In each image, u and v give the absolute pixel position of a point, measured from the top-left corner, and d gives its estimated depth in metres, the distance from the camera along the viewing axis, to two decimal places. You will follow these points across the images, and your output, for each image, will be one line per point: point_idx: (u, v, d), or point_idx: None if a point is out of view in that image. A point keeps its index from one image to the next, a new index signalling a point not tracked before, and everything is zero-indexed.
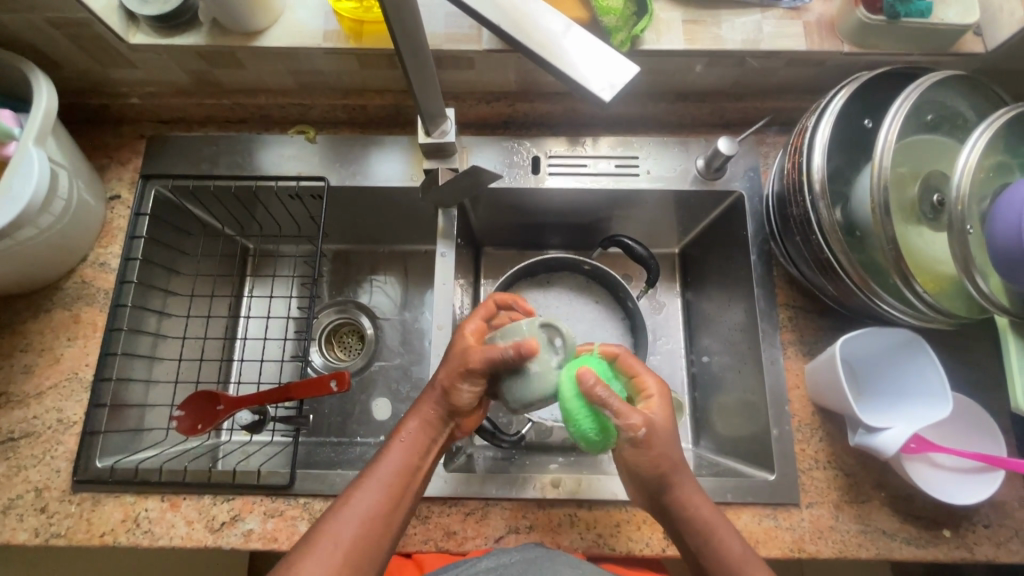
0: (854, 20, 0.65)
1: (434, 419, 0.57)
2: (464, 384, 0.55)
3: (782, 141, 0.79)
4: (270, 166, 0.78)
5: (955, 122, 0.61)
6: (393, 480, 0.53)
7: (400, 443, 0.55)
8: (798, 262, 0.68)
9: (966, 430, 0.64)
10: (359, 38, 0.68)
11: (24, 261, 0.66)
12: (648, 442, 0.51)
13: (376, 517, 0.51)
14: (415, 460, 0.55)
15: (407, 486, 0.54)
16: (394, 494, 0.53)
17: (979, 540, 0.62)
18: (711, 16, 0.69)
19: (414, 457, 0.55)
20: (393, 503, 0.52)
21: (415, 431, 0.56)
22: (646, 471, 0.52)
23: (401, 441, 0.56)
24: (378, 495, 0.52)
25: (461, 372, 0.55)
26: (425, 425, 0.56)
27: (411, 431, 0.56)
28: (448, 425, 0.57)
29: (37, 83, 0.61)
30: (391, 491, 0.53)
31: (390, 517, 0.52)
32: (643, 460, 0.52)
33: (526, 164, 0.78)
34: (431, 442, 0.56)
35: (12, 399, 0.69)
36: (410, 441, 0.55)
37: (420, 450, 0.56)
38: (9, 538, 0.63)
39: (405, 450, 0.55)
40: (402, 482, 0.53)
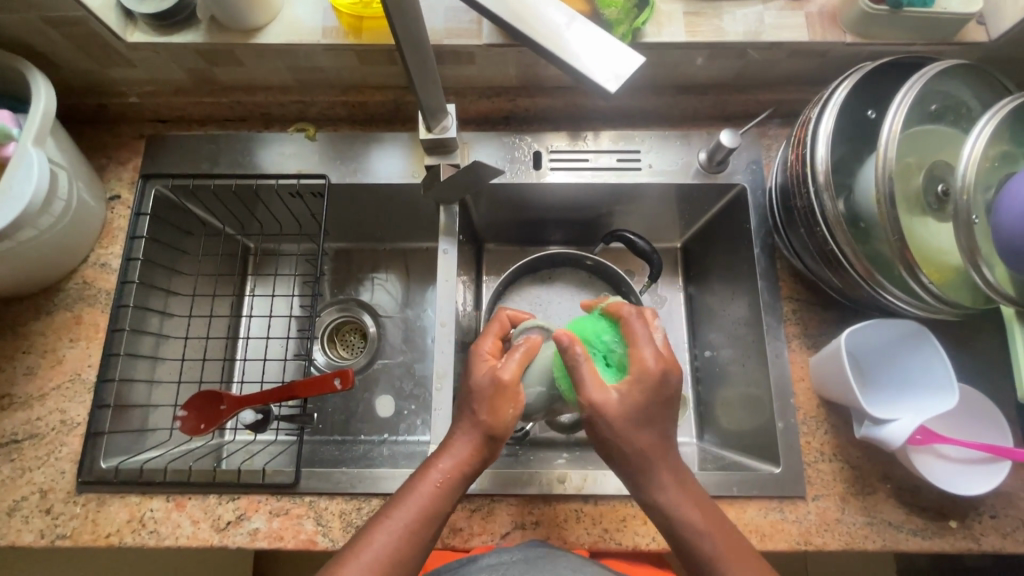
0: (857, 11, 0.64)
1: (470, 456, 0.54)
2: (508, 406, 0.53)
3: (784, 133, 0.78)
4: (270, 165, 0.78)
5: (958, 112, 0.60)
6: (416, 525, 0.51)
7: (427, 485, 0.53)
8: (802, 255, 0.67)
9: (973, 421, 0.63)
10: (359, 34, 0.67)
11: (26, 262, 0.66)
12: (604, 424, 0.50)
13: (395, 565, 0.49)
14: (440, 503, 0.53)
15: (430, 527, 0.52)
16: (415, 541, 0.51)
17: (985, 531, 0.62)
18: (712, 8, 0.68)
19: (441, 500, 0.53)
20: (414, 548, 0.51)
21: (446, 468, 0.53)
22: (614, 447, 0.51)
23: (430, 478, 0.53)
24: (415, 512, 0.52)
25: (503, 397, 0.53)
26: (457, 463, 0.53)
27: (443, 472, 0.53)
28: (482, 460, 0.54)
29: (36, 83, 0.61)
30: (412, 538, 0.51)
31: (408, 564, 0.50)
32: (591, 435, 0.52)
33: (527, 159, 0.77)
34: (460, 483, 0.54)
35: (15, 401, 0.69)
36: (440, 481, 0.53)
37: (449, 491, 0.53)
38: (14, 539, 0.63)
39: (432, 495, 0.52)
40: (424, 524, 0.52)
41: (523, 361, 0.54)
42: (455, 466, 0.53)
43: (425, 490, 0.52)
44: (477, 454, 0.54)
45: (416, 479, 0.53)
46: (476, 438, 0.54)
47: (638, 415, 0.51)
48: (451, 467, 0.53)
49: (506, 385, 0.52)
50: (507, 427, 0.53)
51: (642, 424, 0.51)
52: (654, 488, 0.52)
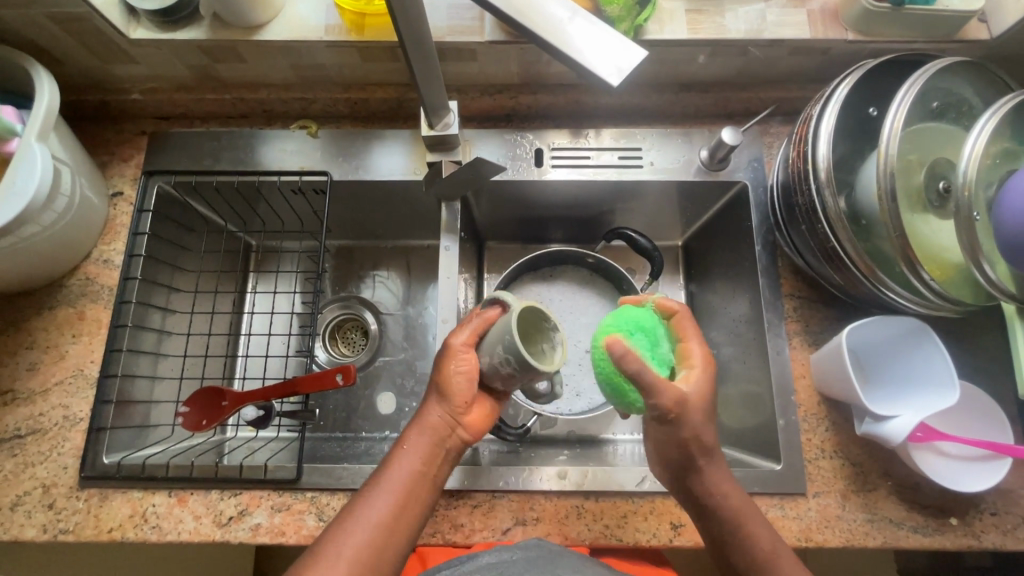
0: (859, 8, 0.64)
1: (438, 424, 0.56)
2: (455, 362, 0.56)
3: (786, 131, 0.78)
4: (272, 162, 0.78)
5: (960, 109, 0.60)
6: (396, 494, 0.53)
7: (400, 456, 0.55)
8: (803, 252, 0.67)
9: (974, 418, 0.64)
10: (361, 31, 0.67)
11: (29, 257, 0.66)
12: (679, 423, 0.51)
13: (381, 536, 0.50)
14: (416, 471, 0.54)
15: (411, 498, 0.53)
16: (396, 510, 0.52)
17: (985, 528, 0.62)
18: (714, 6, 0.68)
19: (417, 468, 0.54)
20: (397, 516, 0.52)
21: (418, 439, 0.55)
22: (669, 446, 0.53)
23: (404, 451, 0.55)
24: (394, 487, 0.53)
25: (449, 355, 0.56)
26: (427, 432, 0.56)
27: (415, 442, 0.55)
28: (454, 428, 0.57)
29: (40, 79, 0.61)
30: (393, 507, 0.52)
31: (393, 534, 0.51)
32: (666, 437, 0.52)
33: (529, 157, 0.77)
34: (433, 450, 0.55)
35: (17, 396, 0.69)
36: (413, 453, 0.55)
37: (423, 459, 0.55)
38: (17, 534, 0.64)
39: (407, 465, 0.54)
40: (403, 497, 0.53)
41: (472, 325, 0.56)
42: (425, 434, 0.56)
43: (399, 461, 0.55)
44: (447, 422, 0.56)
45: (391, 455, 0.55)
46: (443, 407, 0.57)
47: (707, 410, 0.52)
48: (421, 436, 0.55)
49: (450, 344, 0.56)
50: (463, 385, 0.56)
51: (706, 419, 0.52)
52: (699, 480, 0.54)
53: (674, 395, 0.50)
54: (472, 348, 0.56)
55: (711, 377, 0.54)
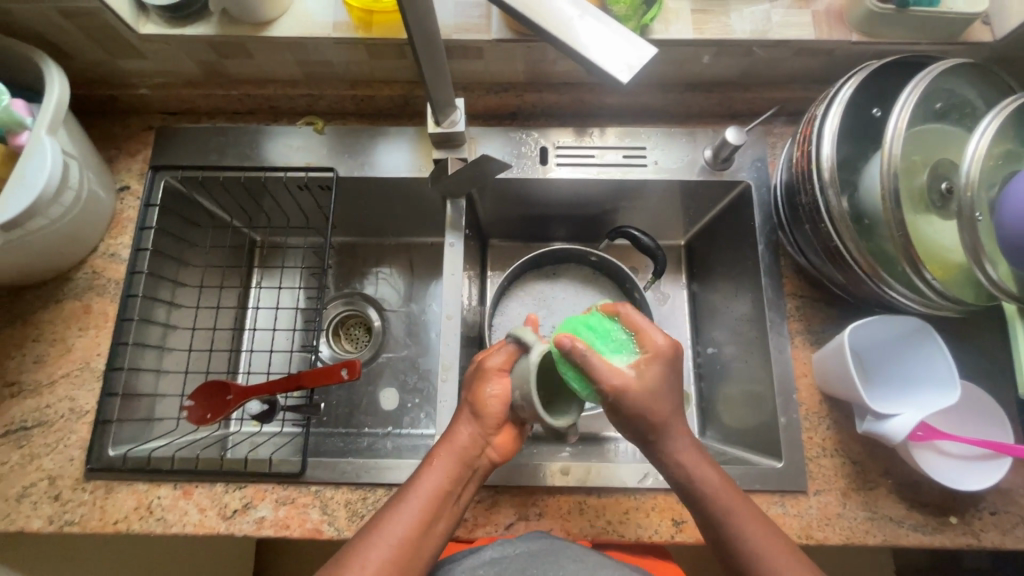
0: (863, 9, 0.65)
1: (469, 444, 0.56)
2: (488, 386, 0.56)
3: (789, 132, 0.79)
4: (278, 158, 0.78)
5: (963, 111, 0.61)
6: (423, 513, 0.53)
7: (430, 474, 0.55)
8: (806, 252, 0.68)
9: (975, 417, 0.64)
10: (369, 28, 0.68)
11: (37, 251, 0.67)
12: (618, 405, 0.51)
13: (403, 551, 0.50)
14: (444, 490, 0.54)
15: (436, 516, 0.53)
16: (422, 528, 0.52)
17: (985, 527, 0.63)
18: (719, 6, 0.69)
19: (446, 487, 0.54)
20: (422, 533, 0.52)
21: (447, 458, 0.56)
22: (626, 424, 0.53)
23: (433, 468, 0.55)
24: (421, 502, 0.53)
25: (482, 376, 0.56)
26: (458, 452, 0.56)
27: (445, 460, 0.55)
28: (483, 450, 0.57)
29: (49, 73, 0.61)
30: (419, 525, 0.52)
31: (418, 550, 0.51)
32: (613, 415, 0.53)
33: (533, 155, 0.78)
34: (462, 470, 0.56)
35: (24, 388, 0.69)
36: (442, 471, 0.55)
37: (452, 478, 0.55)
38: (23, 525, 0.64)
39: (436, 484, 0.54)
40: (430, 512, 0.53)
41: (501, 356, 0.56)
42: (456, 453, 0.56)
43: (429, 478, 0.54)
44: (476, 442, 0.57)
45: (420, 472, 0.55)
46: (474, 427, 0.57)
47: (655, 390, 0.52)
48: (450, 455, 0.56)
49: (484, 367, 0.56)
50: (498, 408, 0.56)
51: (662, 398, 0.53)
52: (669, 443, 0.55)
53: (611, 380, 0.50)
54: (506, 373, 0.56)
55: (666, 364, 0.53)
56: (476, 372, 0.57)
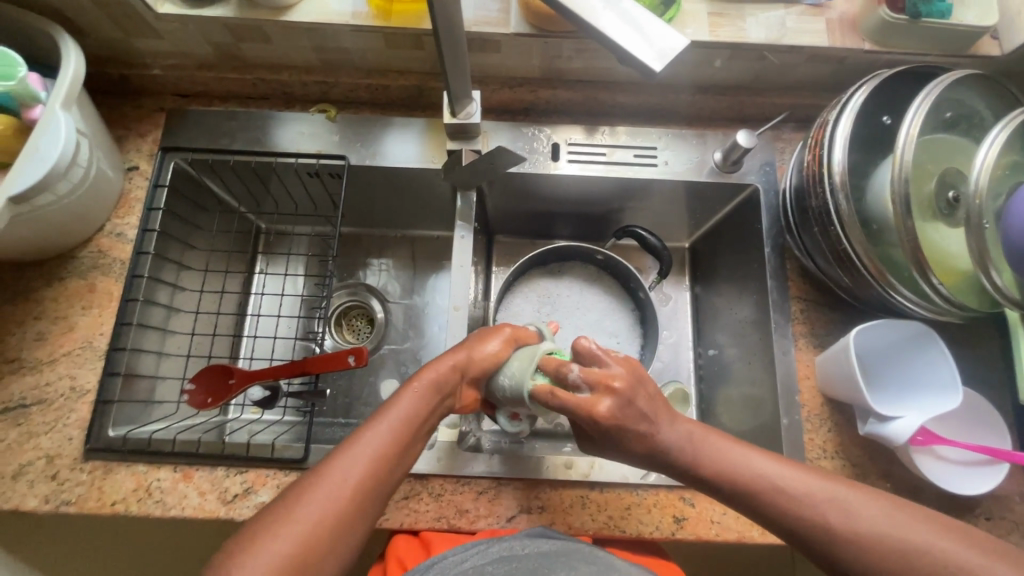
0: (876, 18, 0.66)
1: (445, 376, 0.55)
2: (488, 342, 0.58)
3: (798, 137, 0.80)
4: (288, 144, 0.78)
5: (971, 121, 0.62)
6: (396, 433, 0.51)
7: (406, 397, 0.53)
8: (813, 255, 0.69)
9: (972, 423, 0.65)
10: (388, 17, 0.68)
11: (43, 227, 0.66)
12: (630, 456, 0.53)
13: (374, 470, 0.48)
14: (418, 415, 0.52)
15: (408, 440, 0.51)
16: (395, 447, 0.50)
17: (981, 532, 0.64)
18: (735, 10, 0.69)
19: (420, 411, 0.53)
20: (394, 454, 0.50)
21: (423, 386, 0.54)
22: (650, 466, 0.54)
23: (407, 393, 0.53)
24: (394, 424, 0.51)
25: (488, 334, 0.59)
26: (433, 382, 0.54)
27: (421, 384, 0.54)
28: (455, 389, 0.57)
29: (67, 49, 0.61)
30: (392, 444, 0.50)
31: (388, 471, 0.49)
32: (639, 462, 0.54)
33: (545, 150, 0.78)
34: (437, 398, 0.54)
35: (24, 365, 0.68)
36: (416, 397, 0.53)
37: (427, 404, 0.53)
38: (18, 504, 0.63)
39: (410, 405, 0.52)
40: (404, 435, 0.51)
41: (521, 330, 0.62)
42: (433, 382, 0.54)
43: (405, 400, 0.52)
44: (453, 378, 0.56)
45: (394, 395, 0.53)
46: (455, 364, 0.56)
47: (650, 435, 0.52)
48: (429, 382, 0.54)
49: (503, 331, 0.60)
50: (490, 363, 0.57)
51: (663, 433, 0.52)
52: (752, 463, 0.51)
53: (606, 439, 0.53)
54: (512, 343, 0.59)
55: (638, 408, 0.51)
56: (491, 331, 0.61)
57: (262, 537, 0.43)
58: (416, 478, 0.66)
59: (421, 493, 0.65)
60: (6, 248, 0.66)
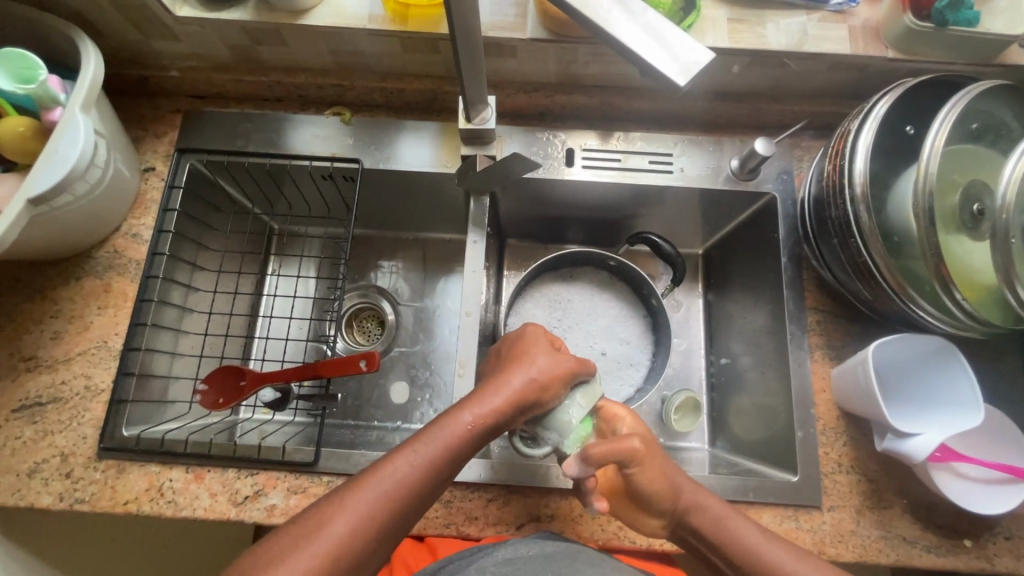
0: (901, 26, 0.64)
1: (501, 409, 0.54)
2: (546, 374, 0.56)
3: (817, 146, 0.79)
4: (303, 147, 0.78)
5: (999, 132, 0.60)
6: (434, 466, 0.50)
7: (453, 428, 0.52)
8: (832, 266, 0.68)
9: (992, 440, 0.64)
10: (404, 21, 0.68)
11: (61, 228, 0.67)
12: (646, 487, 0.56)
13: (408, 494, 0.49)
14: (459, 450, 0.52)
15: (446, 470, 0.51)
16: (430, 478, 0.50)
17: (999, 551, 0.63)
18: (756, 16, 0.68)
19: (463, 446, 0.52)
20: (428, 486, 0.50)
21: (476, 416, 0.53)
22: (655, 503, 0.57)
23: (457, 422, 0.52)
24: (438, 452, 0.51)
25: (549, 367, 0.57)
26: (489, 413, 0.53)
27: (473, 416, 0.53)
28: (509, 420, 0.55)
29: (87, 52, 0.61)
30: (427, 476, 0.50)
31: (421, 497, 0.50)
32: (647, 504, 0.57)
33: (559, 156, 0.78)
34: (483, 432, 0.54)
35: (40, 363, 0.69)
36: (465, 427, 0.52)
37: (472, 439, 0.53)
38: (33, 501, 0.64)
39: (455, 438, 0.52)
40: (444, 464, 0.51)
41: (587, 363, 0.60)
42: (486, 417, 0.53)
43: (453, 430, 0.52)
44: (508, 410, 0.54)
45: (443, 419, 0.53)
46: (512, 394, 0.55)
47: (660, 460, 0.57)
48: (481, 416, 0.53)
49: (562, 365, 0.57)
50: (552, 392, 0.56)
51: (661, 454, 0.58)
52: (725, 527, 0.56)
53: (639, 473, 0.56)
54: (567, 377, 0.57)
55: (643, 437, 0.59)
56: (556, 354, 0.59)
57: (283, 556, 0.44)
58: None
59: (431, 499, 0.65)
60: (26, 248, 0.67)
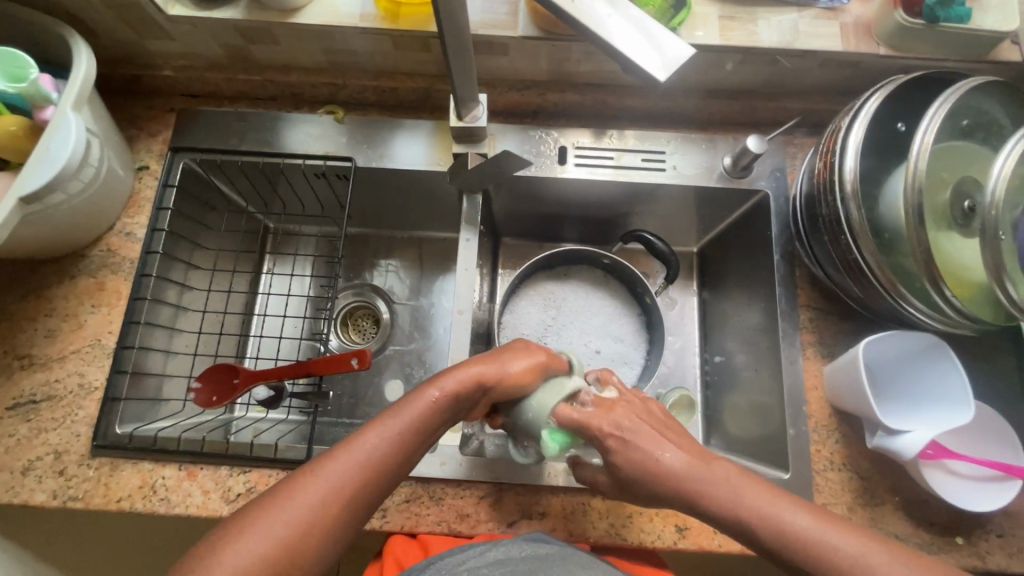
0: (892, 22, 0.64)
1: (468, 384, 0.54)
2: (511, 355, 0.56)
3: (810, 143, 0.79)
4: (296, 146, 0.78)
5: (989, 129, 0.60)
6: (403, 439, 0.49)
7: (420, 403, 0.51)
8: (823, 264, 0.68)
9: (985, 437, 0.64)
10: (395, 19, 0.68)
11: (54, 227, 0.67)
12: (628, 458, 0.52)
13: (375, 469, 0.47)
14: (428, 424, 0.51)
15: (415, 446, 0.50)
16: (399, 453, 0.49)
17: (991, 549, 0.62)
18: (747, 13, 0.68)
19: (431, 420, 0.52)
20: (397, 461, 0.49)
21: (445, 392, 0.52)
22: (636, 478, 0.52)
23: (424, 397, 0.52)
24: (406, 426, 0.50)
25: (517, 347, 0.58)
26: (457, 388, 0.53)
27: (439, 392, 0.52)
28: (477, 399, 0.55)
29: (79, 51, 0.62)
30: (395, 451, 0.49)
31: (389, 471, 0.48)
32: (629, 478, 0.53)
33: (552, 153, 0.78)
34: (451, 408, 0.53)
35: (34, 361, 0.69)
36: (432, 402, 0.52)
37: (441, 413, 0.52)
38: (27, 498, 0.64)
39: (423, 413, 0.51)
40: (413, 439, 0.50)
41: (558, 359, 0.59)
42: (453, 392, 0.53)
43: (420, 404, 0.51)
44: (476, 388, 0.54)
45: (410, 397, 0.52)
46: (480, 369, 0.55)
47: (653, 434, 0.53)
48: (448, 392, 0.52)
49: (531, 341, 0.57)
50: (517, 388, 0.56)
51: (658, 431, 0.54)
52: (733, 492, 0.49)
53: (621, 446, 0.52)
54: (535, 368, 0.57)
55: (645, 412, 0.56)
56: (526, 351, 0.58)
57: (246, 530, 0.42)
58: (418, 481, 0.66)
59: (423, 497, 0.65)
60: (19, 247, 0.67)
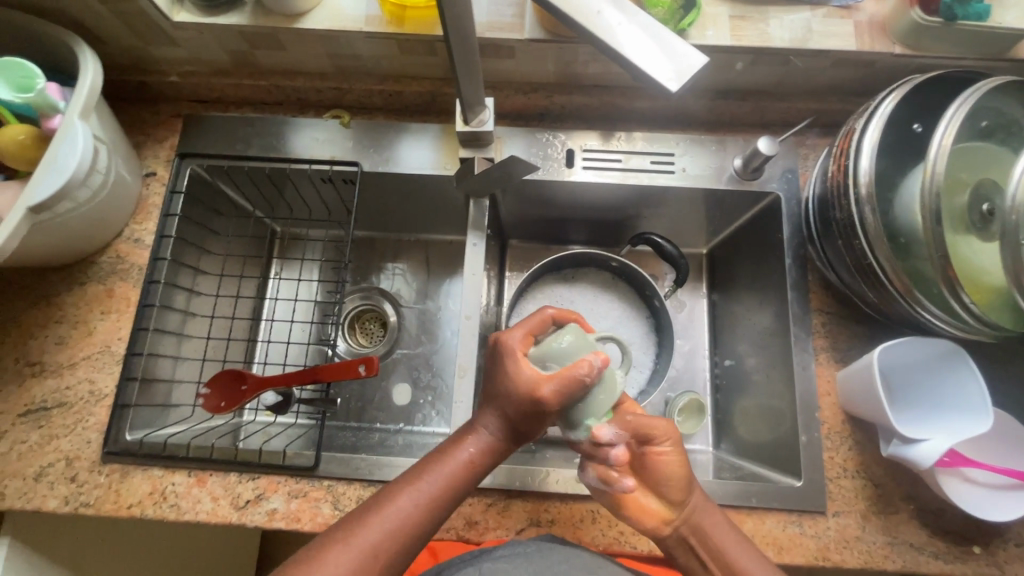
0: (908, 21, 0.63)
1: (497, 445, 0.54)
2: (527, 402, 0.53)
3: (822, 144, 0.77)
4: (302, 150, 0.78)
5: (1010, 130, 0.59)
6: (431, 506, 0.50)
7: (450, 465, 0.52)
8: (836, 267, 0.66)
9: (1004, 445, 0.62)
10: (401, 23, 0.67)
11: (63, 235, 0.67)
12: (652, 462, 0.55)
13: (407, 534, 0.48)
14: (457, 487, 0.52)
15: (445, 508, 0.51)
16: (430, 517, 0.50)
17: (1009, 558, 0.61)
18: (758, 12, 0.67)
19: (459, 484, 0.52)
20: (426, 527, 0.50)
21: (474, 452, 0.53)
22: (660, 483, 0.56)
23: (454, 459, 0.53)
24: (436, 489, 0.51)
25: (533, 393, 0.53)
26: (486, 447, 0.54)
27: (468, 454, 0.53)
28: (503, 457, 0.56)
29: (84, 58, 0.62)
30: (428, 515, 0.50)
31: (418, 533, 0.49)
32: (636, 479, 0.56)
33: (559, 157, 0.77)
34: (479, 470, 0.54)
35: (45, 368, 0.70)
36: (462, 463, 0.53)
37: (469, 475, 0.53)
38: (39, 504, 0.65)
39: (454, 477, 0.52)
40: (444, 501, 0.51)
41: (571, 381, 0.52)
42: (481, 453, 0.54)
43: (450, 467, 0.52)
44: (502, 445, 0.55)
45: (440, 458, 0.53)
46: (507, 424, 0.54)
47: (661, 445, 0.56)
48: (478, 453, 0.54)
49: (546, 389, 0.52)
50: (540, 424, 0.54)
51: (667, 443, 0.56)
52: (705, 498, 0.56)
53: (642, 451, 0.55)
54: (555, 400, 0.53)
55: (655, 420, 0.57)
56: (533, 400, 0.52)
57: None
58: None
59: None
60: (29, 255, 0.67)
